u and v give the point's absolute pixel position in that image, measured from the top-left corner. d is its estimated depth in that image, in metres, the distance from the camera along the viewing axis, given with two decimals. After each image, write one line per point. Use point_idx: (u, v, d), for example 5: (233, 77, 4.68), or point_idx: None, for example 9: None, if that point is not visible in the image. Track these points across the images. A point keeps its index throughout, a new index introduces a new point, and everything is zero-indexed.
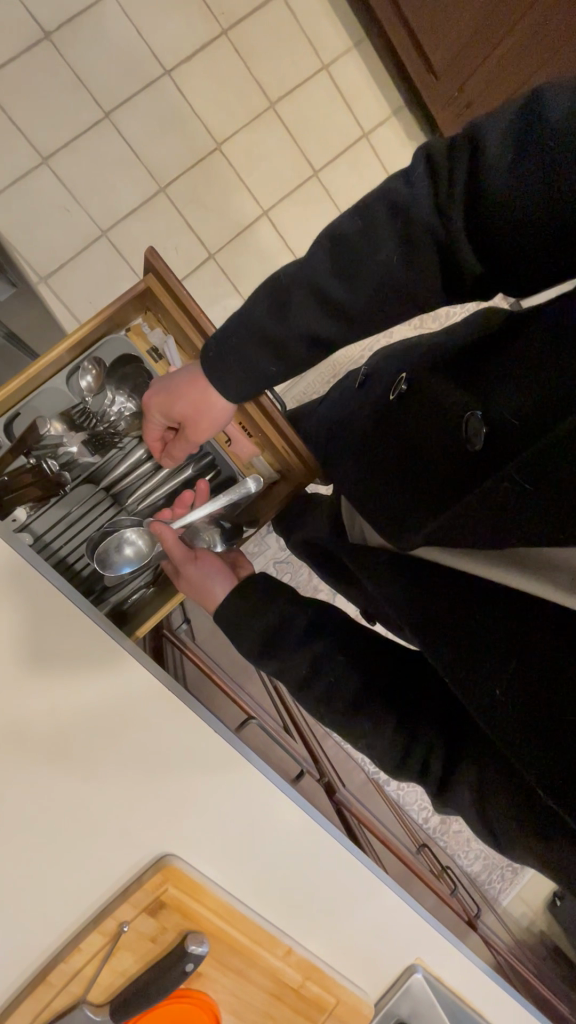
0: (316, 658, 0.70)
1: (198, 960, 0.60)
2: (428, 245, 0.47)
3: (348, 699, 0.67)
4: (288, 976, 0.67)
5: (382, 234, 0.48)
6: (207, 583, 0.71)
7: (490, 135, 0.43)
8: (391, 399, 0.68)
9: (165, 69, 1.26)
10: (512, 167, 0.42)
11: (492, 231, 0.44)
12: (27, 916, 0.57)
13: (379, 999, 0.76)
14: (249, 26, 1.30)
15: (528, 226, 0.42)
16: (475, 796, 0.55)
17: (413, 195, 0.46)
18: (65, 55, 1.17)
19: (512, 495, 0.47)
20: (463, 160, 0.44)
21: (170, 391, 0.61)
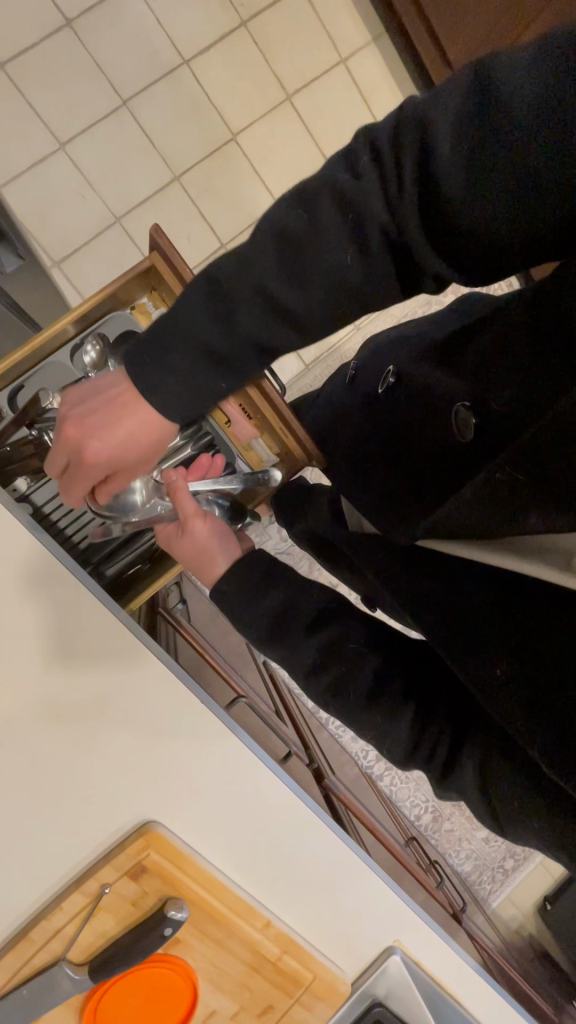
0: (311, 637, 0.69)
1: (176, 924, 0.61)
2: (384, 242, 0.43)
3: (346, 663, 0.67)
4: (265, 948, 0.68)
5: (343, 217, 0.43)
6: (209, 545, 0.69)
7: (440, 116, 0.39)
8: (379, 392, 0.70)
9: (183, 59, 1.27)
10: (470, 153, 0.38)
11: (450, 226, 0.40)
12: (12, 875, 0.58)
13: (355, 979, 0.76)
14: (269, 18, 1.31)
15: (493, 222, 0.39)
16: (476, 778, 0.56)
17: (361, 187, 0.41)
18: (85, 42, 1.19)
19: (500, 488, 0.46)
20: (412, 145, 0.40)
21: (117, 442, 0.50)
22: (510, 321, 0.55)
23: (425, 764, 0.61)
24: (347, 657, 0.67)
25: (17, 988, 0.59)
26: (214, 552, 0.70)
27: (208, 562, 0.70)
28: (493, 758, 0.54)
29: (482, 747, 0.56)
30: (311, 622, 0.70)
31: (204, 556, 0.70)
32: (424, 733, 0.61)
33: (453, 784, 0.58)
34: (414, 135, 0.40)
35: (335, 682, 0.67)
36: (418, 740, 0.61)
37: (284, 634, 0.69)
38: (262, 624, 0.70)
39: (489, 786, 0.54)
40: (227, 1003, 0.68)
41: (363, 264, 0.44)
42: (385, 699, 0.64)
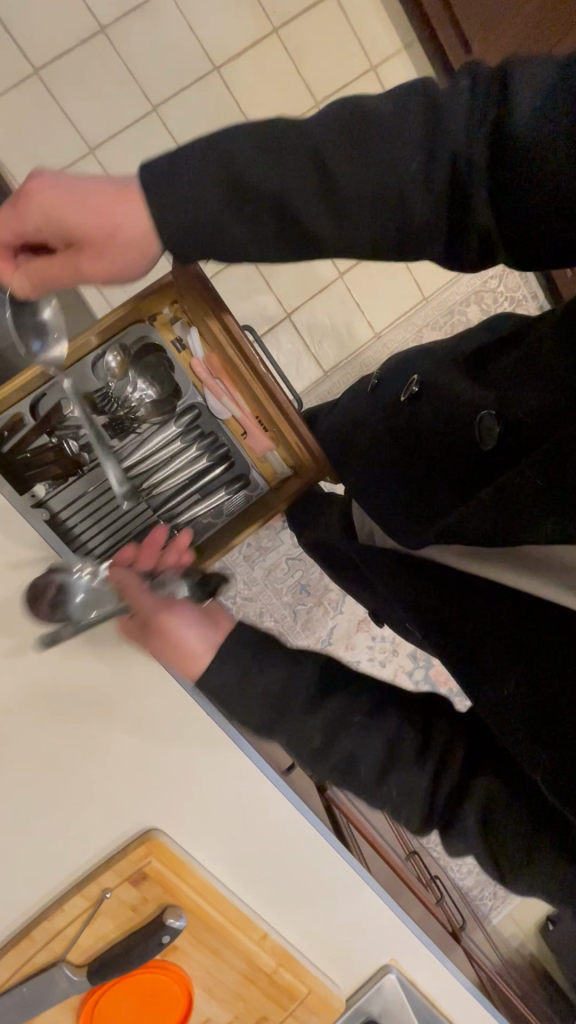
0: (313, 717, 0.55)
1: (173, 931, 0.62)
2: (443, 191, 0.40)
3: (354, 740, 0.55)
4: (262, 960, 0.68)
5: (390, 155, 0.39)
6: (174, 648, 0.55)
7: (524, 75, 0.37)
8: (401, 398, 0.71)
9: (214, 65, 1.27)
10: (545, 125, 0.36)
11: (511, 181, 0.38)
12: (16, 872, 0.60)
13: (349, 996, 0.76)
14: (302, 24, 1.30)
15: (538, 212, 0.38)
16: (483, 822, 0.51)
17: (450, 101, 0.39)
18: (118, 47, 1.21)
19: (519, 490, 0.45)
20: (492, 93, 0.38)
21: (73, 190, 0.41)
22: (541, 342, 0.54)
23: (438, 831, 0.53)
24: (354, 724, 0.55)
25: (17, 985, 0.60)
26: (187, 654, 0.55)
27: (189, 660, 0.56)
28: (501, 783, 0.51)
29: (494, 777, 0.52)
30: (319, 688, 0.56)
31: (181, 650, 0.55)
32: (441, 801, 0.53)
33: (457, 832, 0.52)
34: (487, 102, 0.38)
35: (342, 765, 0.55)
36: (429, 796, 0.53)
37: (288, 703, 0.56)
38: (262, 699, 0.55)
39: (497, 826, 0.50)
40: (221, 1011, 0.68)
41: (408, 210, 0.41)
42: (397, 758, 0.54)
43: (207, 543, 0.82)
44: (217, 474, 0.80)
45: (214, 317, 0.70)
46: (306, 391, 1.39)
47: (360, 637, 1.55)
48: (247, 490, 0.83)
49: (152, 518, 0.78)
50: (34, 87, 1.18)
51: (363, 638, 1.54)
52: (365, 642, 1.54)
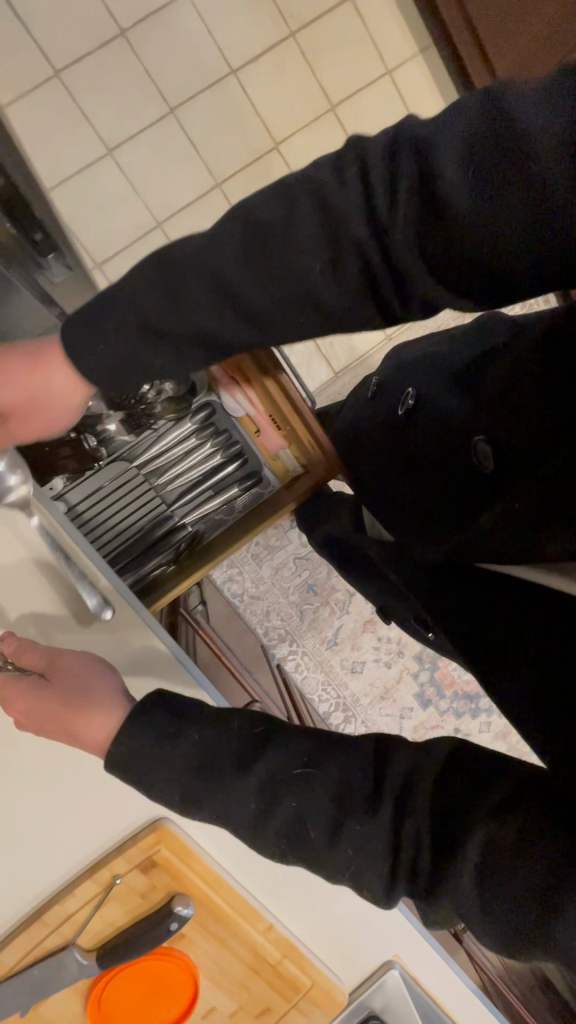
0: (246, 775, 0.49)
1: (182, 919, 0.63)
2: (397, 252, 0.39)
3: (300, 799, 0.48)
4: (267, 951, 0.69)
5: (347, 219, 0.40)
6: (79, 721, 0.51)
7: (443, 140, 0.37)
8: (398, 409, 0.70)
9: (231, 68, 1.29)
10: (468, 200, 0.36)
11: (449, 246, 0.38)
12: (30, 856, 0.61)
13: (353, 990, 0.76)
14: (318, 29, 1.31)
15: (480, 264, 0.38)
16: (480, 872, 0.42)
17: (344, 190, 0.40)
18: (138, 52, 1.23)
19: (500, 523, 0.44)
20: (408, 166, 0.38)
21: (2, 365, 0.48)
22: (524, 354, 0.53)
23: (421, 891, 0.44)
24: (299, 778, 0.49)
25: (29, 966, 0.61)
26: (93, 731, 0.51)
27: (97, 744, 0.52)
28: (500, 821, 0.43)
29: (494, 816, 0.43)
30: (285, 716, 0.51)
31: (82, 705, 0.52)
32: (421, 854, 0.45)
33: (448, 890, 0.43)
34: (413, 164, 0.37)
35: (288, 825, 0.48)
36: (396, 859, 0.46)
37: (213, 763, 0.49)
38: (186, 759, 0.49)
39: (500, 874, 0.41)
40: (225, 1000, 0.69)
41: (372, 276, 0.41)
42: (347, 814, 0.47)
43: (219, 538, 0.84)
44: (230, 471, 0.82)
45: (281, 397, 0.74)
46: (318, 392, 1.41)
47: (366, 638, 1.55)
48: (258, 486, 0.84)
49: (167, 512, 0.80)
50: (54, 89, 1.20)
51: (369, 638, 1.55)
52: (372, 643, 1.54)
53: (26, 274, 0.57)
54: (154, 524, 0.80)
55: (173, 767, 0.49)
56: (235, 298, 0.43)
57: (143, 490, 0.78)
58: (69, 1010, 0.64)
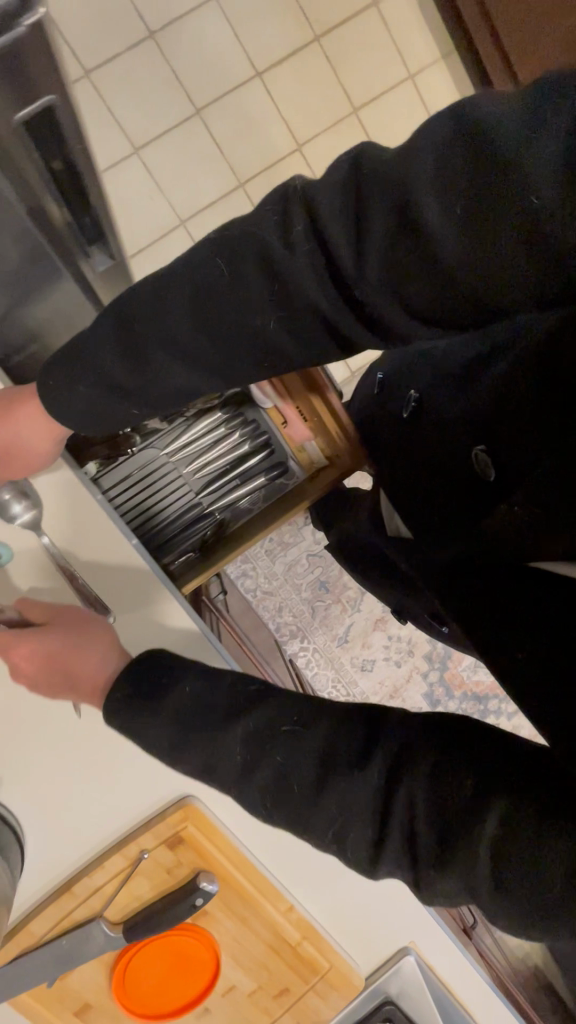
0: (235, 724, 0.48)
1: (207, 895, 0.64)
2: (377, 281, 0.38)
3: (286, 754, 0.46)
4: (287, 932, 0.71)
5: (332, 245, 0.38)
6: (75, 654, 0.53)
7: (417, 168, 0.34)
8: (403, 413, 0.66)
9: (256, 70, 1.31)
10: (443, 230, 0.34)
11: (427, 278, 0.36)
12: (61, 828, 0.62)
13: (369, 974, 0.78)
14: (342, 33, 1.33)
15: (461, 295, 0.35)
16: (495, 849, 0.37)
17: (324, 215, 0.38)
18: (166, 53, 1.25)
19: (507, 534, 0.43)
20: (382, 200, 0.36)
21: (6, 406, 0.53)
22: (515, 365, 0.47)
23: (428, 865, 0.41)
24: (284, 734, 0.46)
25: (58, 936, 0.63)
26: (89, 665, 0.53)
27: (94, 681, 0.53)
28: (504, 805, 0.38)
29: (508, 794, 0.39)
30: None
31: (80, 660, 0.53)
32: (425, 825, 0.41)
33: (459, 865, 0.39)
34: (385, 191, 0.36)
35: None
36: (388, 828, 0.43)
37: (203, 709, 0.48)
38: (174, 708, 0.49)
39: (514, 854, 0.37)
40: (245, 979, 0.70)
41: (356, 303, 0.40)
42: (332, 767, 0.44)
43: (246, 527, 0.85)
44: (256, 461, 0.83)
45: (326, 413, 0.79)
46: None
47: (377, 636, 1.56)
48: (283, 478, 0.85)
49: (194, 499, 0.82)
50: (84, 89, 1.23)
51: (379, 635, 1.55)
52: (382, 641, 1.55)
53: (70, 260, 0.59)
54: (181, 511, 0.82)
55: (166, 715, 0.49)
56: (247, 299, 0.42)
57: (171, 478, 0.81)
58: (96, 980, 0.66)
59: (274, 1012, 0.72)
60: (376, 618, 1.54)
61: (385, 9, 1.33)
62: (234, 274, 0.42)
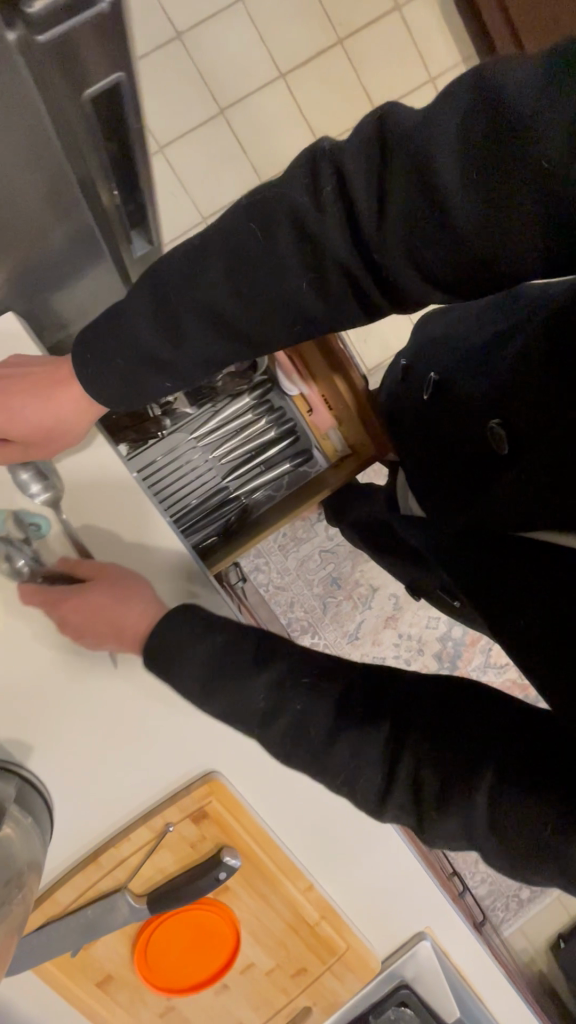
0: (261, 670, 0.50)
1: (230, 869, 0.65)
2: (396, 246, 0.39)
3: (306, 701, 0.49)
4: (306, 910, 0.71)
5: (355, 209, 0.39)
6: (119, 608, 0.55)
7: (438, 130, 0.35)
8: (422, 397, 0.66)
9: (280, 72, 1.33)
10: (459, 195, 0.35)
11: (439, 244, 0.37)
12: (89, 799, 0.63)
13: (386, 956, 0.79)
14: (365, 37, 1.34)
15: (470, 262, 0.37)
16: (492, 797, 0.41)
17: (351, 176, 0.39)
18: (192, 54, 1.28)
19: (513, 503, 0.45)
20: (404, 163, 0.37)
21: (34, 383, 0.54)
22: (529, 341, 0.49)
23: (433, 817, 0.44)
24: (306, 685, 0.49)
25: (84, 906, 0.64)
26: (133, 617, 0.55)
27: (134, 633, 0.55)
28: (504, 770, 0.42)
29: (508, 752, 0.42)
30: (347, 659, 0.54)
31: (119, 615, 0.55)
32: (428, 777, 0.45)
33: (458, 808, 0.43)
34: (407, 155, 0.36)
35: None
36: (405, 785, 0.46)
37: (231, 661, 0.50)
38: (200, 660, 0.51)
39: (510, 802, 0.40)
40: (264, 956, 0.71)
41: (367, 275, 0.42)
42: (346, 719, 0.48)
43: (269, 514, 0.85)
44: (282, 447, 0.85)
45: (349, 395, 0.78)
46: None
47: (388, 634, 1.52)
48: (307, 466, 0.86)
49: (220, 484, 0.84)
50: None
51: (388, 634, 1.52)
52: (392, 640, 1.51)
53: (110, 243, 0.60)
54: (208, 495, 0.84)
55: (195, 666, 0.51)
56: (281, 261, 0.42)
57: (199, 462, 0.83)
58: (118, 952, 0.67)
59: (291, 990, 0.73)
60: (387, 617, 1.53)
61: (409, 14, 1.34)
62: (265, 238, 0.43)
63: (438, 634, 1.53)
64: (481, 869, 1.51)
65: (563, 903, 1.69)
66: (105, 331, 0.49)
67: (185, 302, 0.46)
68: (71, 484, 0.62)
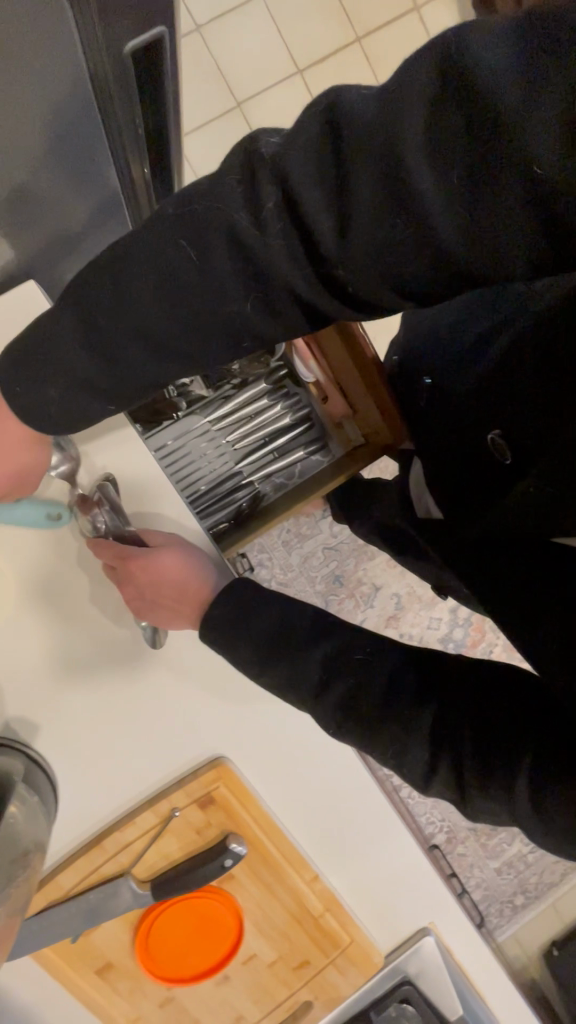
0: (315, 646, 0.56)
1: (236, 857, 0.64)
2: (363, 256, 0.34)
3: (358, 676, 0.53)
4: (310, 902, 0.70)
5: (309, 219, 0.35)
6: (183, 574, 0.58)
7: (401, 121, 0.31)
8: (421, 398, 0.65)
9: (298, 67, 1.32)
10: (434, 197, 0.31)
11: (414, 250, 0.33)
12: (92, 781, 0.62)
13: (389, 951, 0.78)
14: (384, 35, 1.34)
15: (454, 266, 0.33)
16: (530, 779, 0.43)
17: (300, 175, 0.34)
18: (211, 47, 1.27)
19: (524, 507, 0.44)
20: (365, 160, 0.32)
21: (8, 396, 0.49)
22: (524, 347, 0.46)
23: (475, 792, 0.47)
24: (356, 663, 0.54)
25: (86, 892, 0.63)
26: (195, 585, 0.59)
27: (193, 601, 0.60)
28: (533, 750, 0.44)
29: (535, 738, 0.44)
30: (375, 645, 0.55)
31: (181, 586, 0.59)
32: (465, 759, 0.47)
33: (499, 785, 0.45)
34: (371, 150, 0.32)
35: None
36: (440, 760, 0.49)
37: (288, 640, 0.56)
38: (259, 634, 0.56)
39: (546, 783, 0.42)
40: (266, 948, 0.70)
41: (333, 287, 0.37)
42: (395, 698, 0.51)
43: (281, 502, 0.83)
44: (296, 432, 0.86)
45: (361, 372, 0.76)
46: None
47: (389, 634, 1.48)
48: (320, 451, 0.86)
49: (233, 469, 0.84)
50: None
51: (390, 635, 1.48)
52: None
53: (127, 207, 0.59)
54: (222, 477, 0.84)
55: (253, 634, 0.56)
56: (245, 243, 0.36)
57: (214, 444, 0.83)
58: (118, 940, 0.65)
59: (292, 983, 0.73)
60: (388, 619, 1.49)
61: (427, 15, 1.34)
62: (208, 238, 0.37)
63: (440, 635, 1.50)
64: (477, 873, 1.49)
65: (558, 913, 1.65)
66: (77, 299, 0.42)
67: (153, 267, 0.39)
68: (91, 456, 0.61)
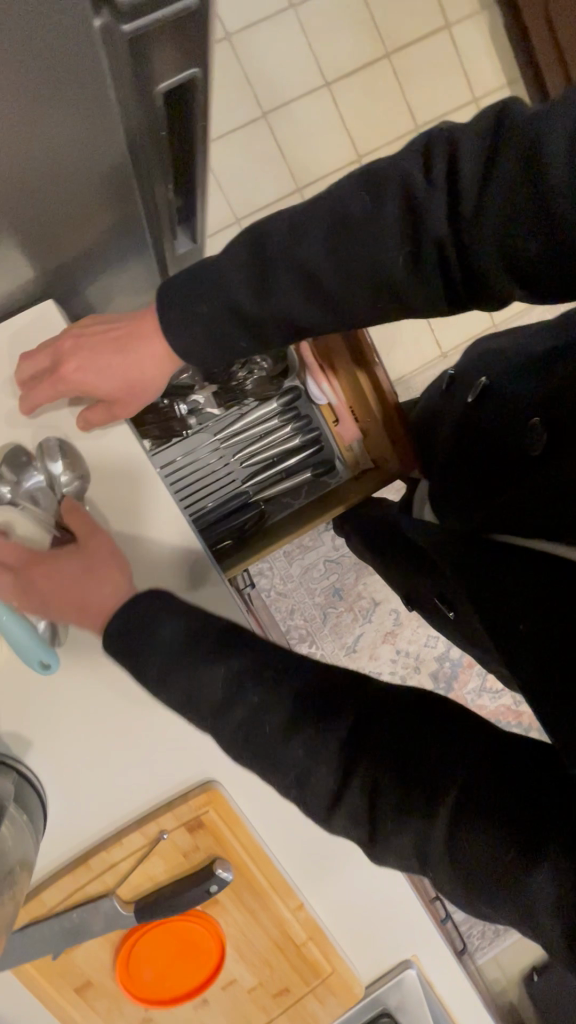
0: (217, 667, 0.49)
1: (221, 883, 0.64)
2: (489, 234, 0.40)
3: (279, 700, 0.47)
4: (294, 930, 0.69)
5: (455, 197, 0.41)
6: (87, 583, 0.53)
7: (552, 126, 0.37)
8: (468, 398, 0.63)
9: (326, 80, 1.31)
10: (564, 186, 0.36)
11: (533, 237, 0.39)
12: (81, 799, 0.62)
13: (370, 981, 0.77)
14: (413, 53, 1.33)
15: (559, 259, 0.39)
16: (456, 827, 0.39)
17: (461, 171, 0.41)
18: (240, 58, 1.26)
19: (548, 487, 0.45)
20: (513, 155, 0.38)
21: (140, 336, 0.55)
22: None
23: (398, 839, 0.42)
24: None
25: (69, 910, 0.63)
26: (100, 598, 0.53)
27: (96, 613, 0.53)
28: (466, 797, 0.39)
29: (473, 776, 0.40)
30: None
31: (83, 592, 0.53)
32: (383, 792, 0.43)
33: (420, 828, 0.41)
34: (515, 153, 0.38)
35: None
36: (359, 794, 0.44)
37: (203, 640, 0.50)
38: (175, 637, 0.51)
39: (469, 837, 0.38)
40: (247, 974, 0.70)
41: (450, 262, 0.43)
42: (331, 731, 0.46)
43: (287, 522, 0.84)
44: (303, 455, 0.85)
45: (376, 398, 0.78)
46: None
47: (385, 650, 1.48)
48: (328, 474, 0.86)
49: (240, 488, 0.84)
50: None
51: (386, 651, 1.48)
52: (389, 655, 1.48)
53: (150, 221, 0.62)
54: (227, 497, 0.83)
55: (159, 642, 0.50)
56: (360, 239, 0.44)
57: (220, 461, 0.83)
58: (99, 959, 0.65)
59: (271, 1011, 0.72)
60: (385, 635, 1.48)
61: (456, 34, 1.34)
62: (335, 236, 0.45)
63: (436, 653, 1.49)
64: None
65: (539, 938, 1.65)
66: None
67: None
68: (100, 468, 0.61)
